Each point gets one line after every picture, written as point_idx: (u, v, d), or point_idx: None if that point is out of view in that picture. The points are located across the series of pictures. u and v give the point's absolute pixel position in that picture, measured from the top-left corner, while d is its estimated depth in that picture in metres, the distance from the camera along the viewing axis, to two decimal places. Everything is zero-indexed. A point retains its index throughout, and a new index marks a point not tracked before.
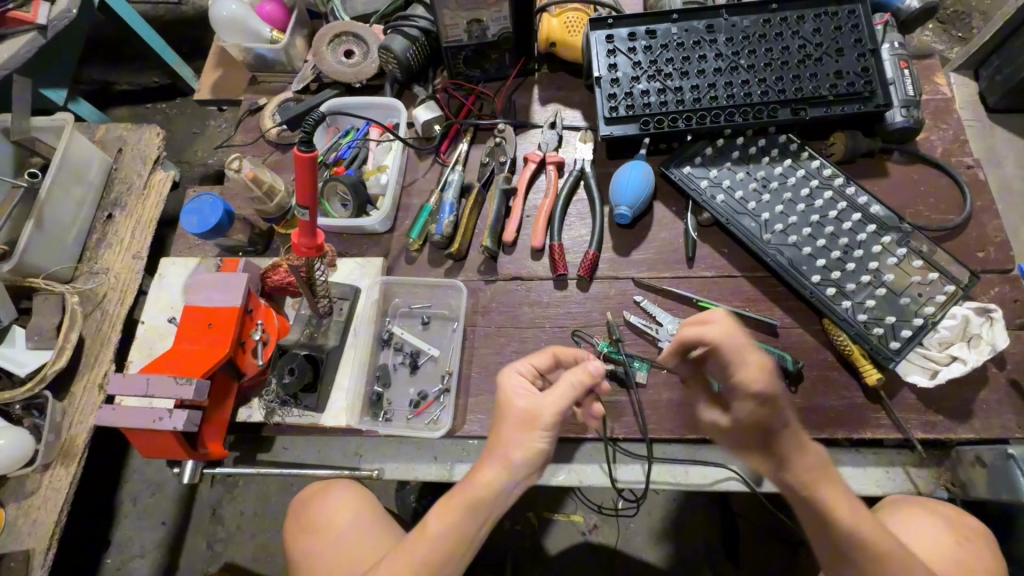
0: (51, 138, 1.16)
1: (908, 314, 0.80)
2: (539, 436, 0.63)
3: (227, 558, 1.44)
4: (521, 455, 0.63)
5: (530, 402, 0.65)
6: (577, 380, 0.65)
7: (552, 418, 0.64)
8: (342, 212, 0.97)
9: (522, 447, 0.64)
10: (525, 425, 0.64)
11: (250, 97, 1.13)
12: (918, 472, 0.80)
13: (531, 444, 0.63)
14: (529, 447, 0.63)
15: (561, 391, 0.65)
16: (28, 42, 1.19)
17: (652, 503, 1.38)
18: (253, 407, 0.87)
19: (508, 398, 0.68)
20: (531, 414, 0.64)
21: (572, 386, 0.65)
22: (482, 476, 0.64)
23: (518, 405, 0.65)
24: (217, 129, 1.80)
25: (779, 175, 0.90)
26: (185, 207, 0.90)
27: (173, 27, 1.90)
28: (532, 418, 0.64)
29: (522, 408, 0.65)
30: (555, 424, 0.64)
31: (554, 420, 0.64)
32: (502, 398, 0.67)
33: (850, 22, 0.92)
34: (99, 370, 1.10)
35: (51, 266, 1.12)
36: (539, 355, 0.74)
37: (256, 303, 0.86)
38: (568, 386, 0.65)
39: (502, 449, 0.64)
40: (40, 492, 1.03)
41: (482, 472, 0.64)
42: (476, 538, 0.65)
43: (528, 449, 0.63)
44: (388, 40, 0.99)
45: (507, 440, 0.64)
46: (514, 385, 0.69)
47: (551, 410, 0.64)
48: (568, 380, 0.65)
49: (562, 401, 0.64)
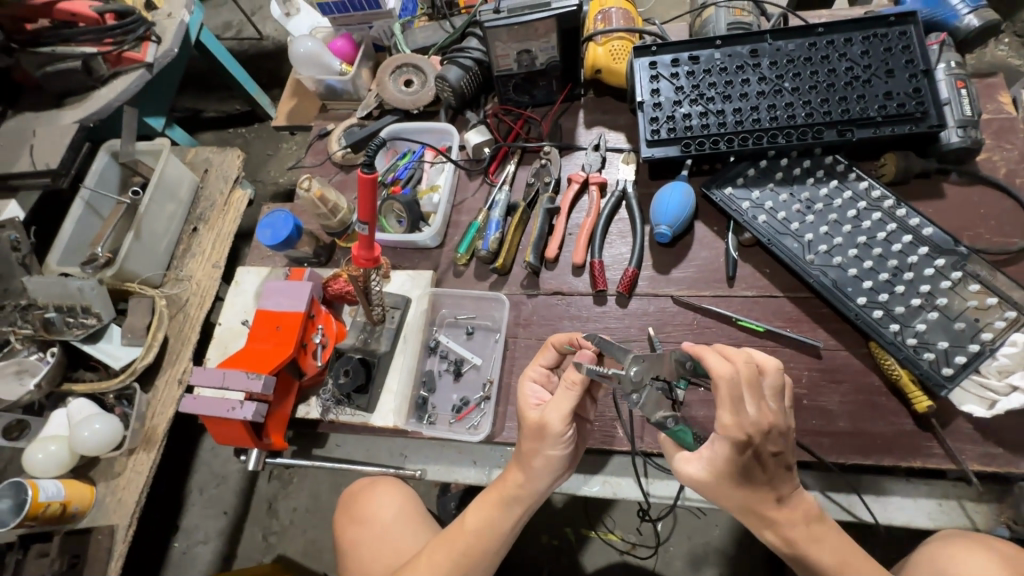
0: (151, 160, 1.32)
1: (963, 339, 0.77)
2: (550, 446, 0.72)
3: (280, 550, 1.53)
4: (540, 462, 0.72)
5: (537, 415, 0.72)
6: (571, 384, 0.70)
7: (558, 428, 0.70)
8: (397, 227, 1.05)
9: (541, 457, 0.72)
10: (536, 437, 0.72)
11: (320, 123, 1.24)
12: (976, 507, 0.76)
13: (547, 454, 0.72)
14: (545, 456, 0.72)
15: (559, 401, 0.71)
16: (138, 77, 1.37)
17: (692, 527, 1.35)
18: (311, 404, 0.95)
19: (523, 406, 0.76)
20: (539, 427, 0.72)
21: (571, 393, 0.70)
22: (512, 477, 0.76)
23: (531, 417, 0.74)
24: (288, 151, 1.97)
25: (824, 196, 0.89)
26: (261, 221, 1.00)
27: (255, 60, 2.10)
28: (540, 429, 0.71)
29: (529, 420, 0.74)
30: (564, 431, 0.71)
31: (561, 429, 0.70)
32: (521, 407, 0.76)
33: (900, 43, 0.92)
34: (179, 366, 1.23)
35: (145, 273, 1.26)
36: (544, 352, 0.80)
37: (318, 309, 0.95)
38: (565, 395, 0.70)
39: (524, 458, 0.74)
40: (125, 474, 1.15)
41: (512, 473, 0.76)
42: (509, 528, 0.76)
43: (544, 457, 0.72)
44: (444, 70, 1.07)
45: (527, 452, 0.73)
46: (530, 393, 0.78)
47: (556, 420, 0.70)
48: (564, 388, 0.70)
49: (565, 409, 0.70)
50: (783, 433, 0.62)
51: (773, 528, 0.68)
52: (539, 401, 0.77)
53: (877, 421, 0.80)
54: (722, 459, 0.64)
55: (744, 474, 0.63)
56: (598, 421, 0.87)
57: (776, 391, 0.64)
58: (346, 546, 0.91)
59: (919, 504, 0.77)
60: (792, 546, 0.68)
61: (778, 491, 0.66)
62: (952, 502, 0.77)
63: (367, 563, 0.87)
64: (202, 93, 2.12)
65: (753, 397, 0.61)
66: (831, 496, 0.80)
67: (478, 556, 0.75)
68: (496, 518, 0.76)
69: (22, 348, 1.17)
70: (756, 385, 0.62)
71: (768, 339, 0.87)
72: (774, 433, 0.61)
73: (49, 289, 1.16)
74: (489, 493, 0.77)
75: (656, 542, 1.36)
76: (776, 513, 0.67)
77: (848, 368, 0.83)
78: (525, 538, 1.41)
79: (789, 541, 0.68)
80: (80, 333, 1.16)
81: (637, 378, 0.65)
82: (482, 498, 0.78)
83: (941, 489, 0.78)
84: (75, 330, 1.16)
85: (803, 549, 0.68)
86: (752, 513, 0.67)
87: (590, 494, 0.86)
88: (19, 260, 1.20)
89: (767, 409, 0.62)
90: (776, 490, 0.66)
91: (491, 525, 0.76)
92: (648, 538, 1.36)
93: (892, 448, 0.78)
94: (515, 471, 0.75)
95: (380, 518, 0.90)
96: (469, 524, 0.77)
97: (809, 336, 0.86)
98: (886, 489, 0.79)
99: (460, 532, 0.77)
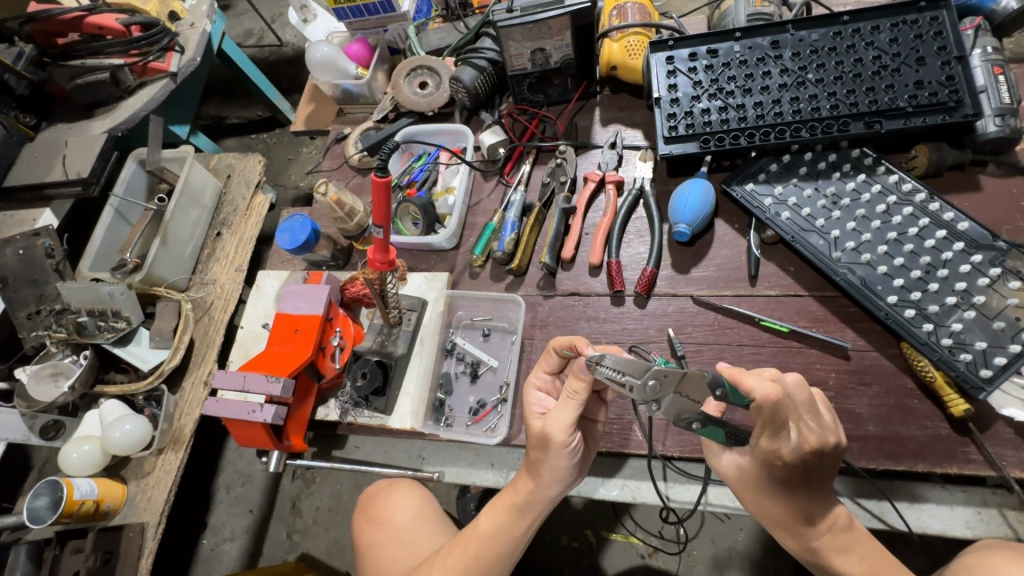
0: (176, 167, 1.35)
1: (1002, 340, 0.74)
2: (556, 457, 0.70)
3: (303, 549, 1.56)
4: (547, 472, 0.72)
5: (540, 425, 0.71)
6: (574, 394, 0.69)
7: (561, 438, 0.69)
8: (413, 230, 1.06)
9: (550, 466, 0.71)
10: (541, 447, 0.71)
11: (337, 127, 1.26)
12: (1018, 516, 0.72)
13: (554, 464, 0.71)
14: (552, 466, 0.71)
15: (562, 410, 0.70)
16: (162, 87, 1.40)
17: (716, 531, 1.33)
18: (330, 406, 0.96)
19: (533, 417, 0.76)
20: (543, 437, 0.70)
21: (572, 402, 0.69)
22: (523, 484, 0.75)
23: (535, 426, 0.73)
24: (309, 155, 2.00)
25: (851, 191, 0.86)
26: (280, 226, 1.02)
27: (276, 66, 2.14)
28: (543, 439, 0.71)
29: (534, 430, 0.73)
30: (567, 442, 0.70)
31: (564, 439, 0.69)
32: (531, 415, 0.76)
33: (931, 29, 0.88)
34: (204, 368, 1.25)
35: (171, 277, 1.30)
36: (546, 360, 0.77)
37: (335, 312, 0.96)
38: (567, 403, 0.69)
39: (533, 466, 0.73)
40: (155, 473, 1.18)
41: (523, 478, 0.76)
42: (519, 538, 0.76)
43: (552, 467, 0.71)
44: (459, 72, 1.07)
45: (534, 460, 0.73)
46: (535, 401, 0.77)
47: (559, 431, 0.69)
48: (566, 396, 0.70)
49: (566, 418, 0.69)
50: (827, 455, 0.63)
51: (796, 538, 0.69)
52: (542, 409, 0.76)
53: (910, 425, 0.76)
54: (752, 473, 0.69)
55: (773, 488, 0.67)
56: (616, 423, 0.85)
57: (814, 407, 0.63)
58: (364, 547, 0.92)
59: (955, 512, 0.74)
60: (815, 557, 0.69)
61: (810, 511, 0.66)
62: (993, 511, 0.73)
63: (384, 565, 0.87)
64: (225, 100, 2.18)
65: (794, 421, 0.62)
66: (860, 502, 0.78)
67: (491, 561, 0.75)
68: (508, 523, 0.75)
69: (57, 351, 1.21)
70: (796, 408, 0.62)
71: (792, 340, 0.84)
72: (817, 457, 0.62)
73: (82, 295, 1.20)
74: (500, 498, 0.77)
75: (678, 547, 1.33)
76: (805, 530, 0.67)
77: (877, 369, 0.80)
78: (545, 540, 1.40)
79: (813, 552, 0.68)
80: (110, 336, 1.19)
81: (653, 390, 0.62)
82: (494, 504, 0.77)
83: (980, 497, 0.74)
84: (106, 334, 1.19)
85: (829, 560, 0.67)
86: (781, 523, 0.69)
87: (608, 497, 0.85)
88: (53, 267, 1.24)
89: (810, 433, 0.62)
90: (805, 510, 0.66)
91: (503, 530, 0.75)
92: (670, 542, 1.34)
93: (927, 454, 0.74)
94: (526, 477, 0.75)
95: (398, 520, 0.90)
96: (481, 528, 0.77)
97: (836, 337, 0.83)
98: (921, 496, 0.76)
99: (471, 537, 0.77)
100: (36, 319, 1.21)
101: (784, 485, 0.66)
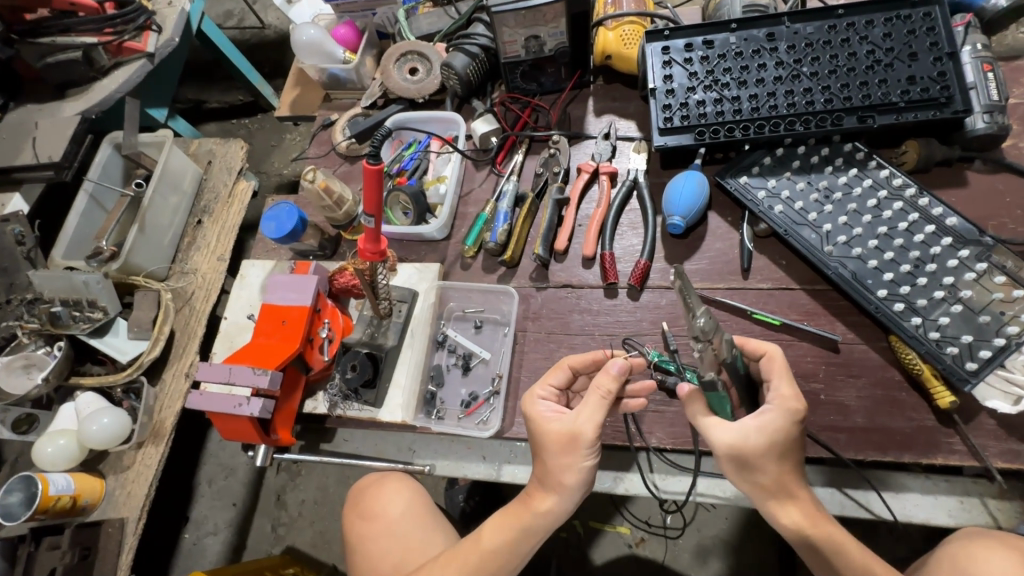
0: (154, 152, 1.30)
1: (987, 333, 0.75)
2: (581, 458, 0.70)
3: (289, 542, 1.54)
4: (571, 478, 0.70)
5: (567, 425, 0.70)
6: (602, 391, 0.69)
7: (592, 435, 0.69)
8: (403, 220, 1.04)
9: (572, 471, 0.70)
10: (568, 450, 0.70)
11: (323, 113, 1.22)
12: (998, 505, 0.74)
13: (577, 466, 0.70)
14: (577, 469, 0.70)
15: (590, 409, 0.69)
16: (139, 68, 1.34)
17: (701, 520, 1.34)
18: (318, 399, 0.94)
19: (541, 424, 0.73)
20: (571, 437, 0.69)
21: (603, 402, 0.69)
22: (539, 500, 0.73)
23: (556, 430, 0.70)
24: (293, 142, 1.95)
25: (843, 185, 0.87)
26: (265, 214, 0.99)
27: (258, 50, 2.08)
28: (572, 439, 0.69)
29: (554, 434, 0.71)
30: (595, 440, 0.69)
31: (594, 436, 0.69)
32: (537, 424, 0.72)
33: (924, 25, 0.88)
34: (186, 360, 1.21)
35: (150, 266, 1.25)
36: (553, 373, 0.78)
37: (324, 303, 0.94)
38: (596, 402, 0.69)
39: (554, 477, 0.71)
40: (135, 468, 1.15)
41: (538, 492, 0.73)
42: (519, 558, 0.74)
43: (574, 470, 0.70)
44: (450, 58, 1.04)
45: (557, 468, 0.70)
46: (544, 410, 0.74)
47: (588, 429, 0.69)
48: (593, 395, 0.70)
49: (597, 416, 0.69)
50: None
51: (795, 499, 0.65)
52: (556, 414, 0.73)
53: (896, 417, 0.78)
54: (778, 429, 0.63)
55: (795, 441, 0.64)
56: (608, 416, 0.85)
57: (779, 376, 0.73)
58: (353, 541, 0.91)
59: (939, 501, 0.76)
60: (816, 524, 0.64)
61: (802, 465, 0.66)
62: (974, 500, 0.75)
63: (375, 559, 0.87)
64: (204, 83, 2.10)
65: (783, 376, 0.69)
66: (846, 492, 0.79)
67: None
68: (512, 542, 0.74)
69: (29, 341, 1.16)
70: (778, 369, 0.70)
71: (783, 333, 0.85)
72: None
73: (54, 283, 1.16)
74: (508, 512, 0.75)
75: (665, 536, 1.35)
76: (802, 487, 0.65)
77: (866, 362, 0.81)
78: None
79: (815, 519, 0.64)
80: (86, 327, 1.15)
81: (713, 328, 0.61)
82: (501, 518, 0.76)
83: (963, 487, 0.76)
84: (82, 324, 1.15)
85: (829, 532, 0.64)
86: (785, 491, 0.64)
87: (600, 489, 0.85)
88: (24, 254, 1.19)
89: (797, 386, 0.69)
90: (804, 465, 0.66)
91: (509, 548, 0.74)
92: (657, 531, 1.35)
93: (913, 445, 0.76)
94: (543, 493, 0.73)
95: (389, 514, 0.89)
96: (485, 542, 0.75)
97: (825, 330, 0.84)
98: (905, 486, 0.77)
99: (473, 548, 0.75)
100: (7, 308, 1.17)
101: (801, 439, 0.65)
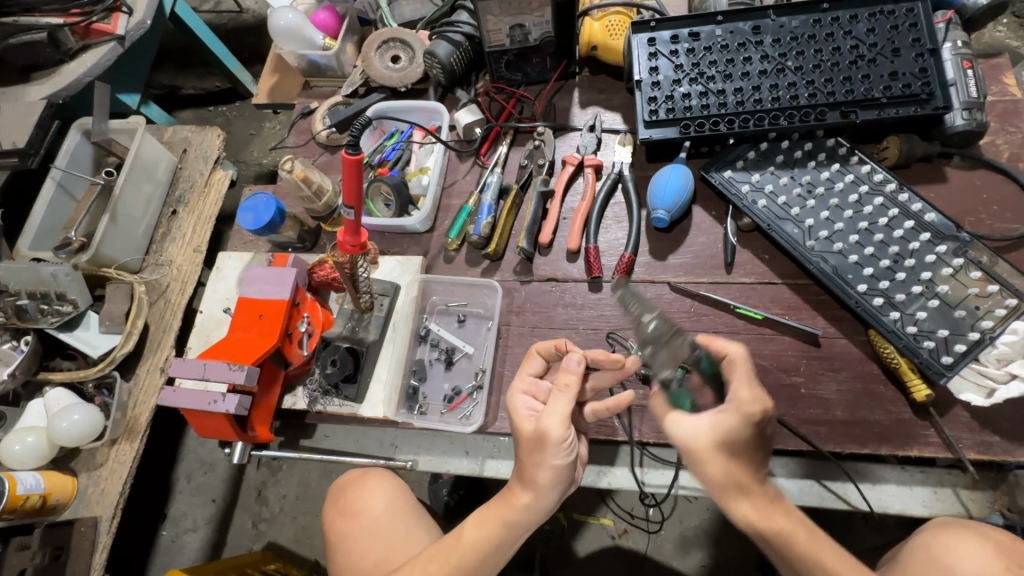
0: (125, 140, 1.25)
1: (963, 328, 0.76)
2: (552, 456, 0.69)
3: (271, 537, 1.52)
4: (543, 476, 0.70)
5: (533, 425, 0.70)
6: (563, 386, 0.70)
7: (559, 434, 0.68)
8: (385, 211, 1.01)
9: (545, 469, 0.70)
10: (535, 448, 0.69)
11: (302, 101, 1.18)
12: (970, 494, 0.76)
13: (547, 464, 0.69)
14: (547, 468, 0.69)
15: (555, 403, 0.69)
16: (108, 51, 1.28)
17: (683, 511, 1.36)
18: (298, 395, 0.92)
19: (516, 419, 0.73)
20: (538, 437, 0.69)
21: (565, 395, 0.69)
22: (516, 496, 0.73)
23: (526, 429, 0.70)
24: (272, 130, 1.90)
25: (826, 180, 0.87)
26: (242, 204, 0.95)
27: (235, 35, 2.02)
28: (539, 439, 0.69)
29: (525, 432, 0.70)
30: (564, 437, 0.68)
31: (561, 435, 0.68)
32: (514, 419, 0.73)
33: (907, 21, 0.89)
34: (161, 354, 1.18)
35: (122, 258, 1.21)
36: (529, 362, 0.80)
37: (302, 297, 0.92)
38: (560, 398, 0.69)
39: (528, 475, 0.71)
40: (108, 465, 1.12)
41: (515, 491, 0.73)
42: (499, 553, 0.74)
43: (546, 467, 0.70)
44: (433, 45, 1.02)
45: (529, 466, 0.70)
46: (521, 404, 0.74)
47: (555, 428, 0.68)
48: (557, 391, 0.70)
49: (562, 411, 0.68)
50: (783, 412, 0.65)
51: (749, 498, 0.62)
52: (531, 412, 0.73)
53: (875, 410, 0.79)
54: (729, 429, 0.61)
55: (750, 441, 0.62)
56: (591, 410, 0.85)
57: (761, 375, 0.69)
58: (333, 539, 0.90)
59: (914, 492, 0.77)
60: (767, 521, 0.62)
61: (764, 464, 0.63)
62: (947, 490, 0.77)
63: (354, 557, 0.86)
64: (180, 68, 2.04)
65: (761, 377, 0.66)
66: (825, 484, 0.80)
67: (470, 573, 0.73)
68: (494, 539, 0.73)
69: None
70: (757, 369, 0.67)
71: (765, 327, 0.85)
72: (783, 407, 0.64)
73: (20, 275, 1.10)
74: (491, 507, 0.75)
75: (647, 528, 1.36)
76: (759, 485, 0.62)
77: (845, 356, 0.82)
78: None
79: (765, 516, 0.62)
80: (55, 321, 1.11)
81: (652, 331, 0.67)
82: (482, 516, 0.75)
83: (936, 478, 0.77)
84: (51, 318, 1.11)
85: (782, 528, 0.62)
86: (737, 488, 0.62)
87: (583, 483, 0.85)
88: None
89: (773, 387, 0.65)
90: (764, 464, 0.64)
91: (490, 547, 0.73)
92: (640, 523, 1.36)
93: (890, 437, 0.77)
94: (519, 490, 0.73)
95: (370, 512, 0.89)
96: (465, 538, 0.74)
97: (807, 324, 0.84)
98: (882, 478, 0.79)
99: (454, 546, 0.74)
100: None
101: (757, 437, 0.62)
